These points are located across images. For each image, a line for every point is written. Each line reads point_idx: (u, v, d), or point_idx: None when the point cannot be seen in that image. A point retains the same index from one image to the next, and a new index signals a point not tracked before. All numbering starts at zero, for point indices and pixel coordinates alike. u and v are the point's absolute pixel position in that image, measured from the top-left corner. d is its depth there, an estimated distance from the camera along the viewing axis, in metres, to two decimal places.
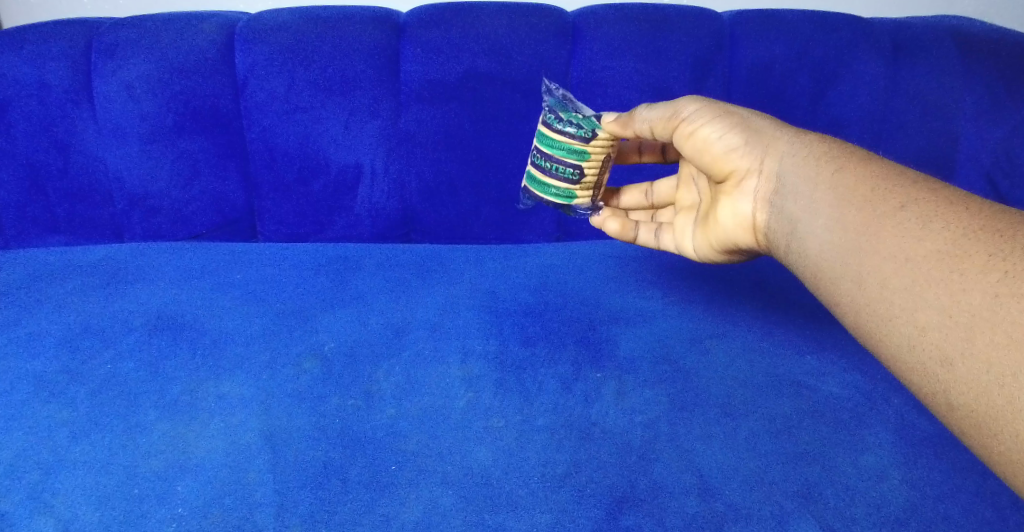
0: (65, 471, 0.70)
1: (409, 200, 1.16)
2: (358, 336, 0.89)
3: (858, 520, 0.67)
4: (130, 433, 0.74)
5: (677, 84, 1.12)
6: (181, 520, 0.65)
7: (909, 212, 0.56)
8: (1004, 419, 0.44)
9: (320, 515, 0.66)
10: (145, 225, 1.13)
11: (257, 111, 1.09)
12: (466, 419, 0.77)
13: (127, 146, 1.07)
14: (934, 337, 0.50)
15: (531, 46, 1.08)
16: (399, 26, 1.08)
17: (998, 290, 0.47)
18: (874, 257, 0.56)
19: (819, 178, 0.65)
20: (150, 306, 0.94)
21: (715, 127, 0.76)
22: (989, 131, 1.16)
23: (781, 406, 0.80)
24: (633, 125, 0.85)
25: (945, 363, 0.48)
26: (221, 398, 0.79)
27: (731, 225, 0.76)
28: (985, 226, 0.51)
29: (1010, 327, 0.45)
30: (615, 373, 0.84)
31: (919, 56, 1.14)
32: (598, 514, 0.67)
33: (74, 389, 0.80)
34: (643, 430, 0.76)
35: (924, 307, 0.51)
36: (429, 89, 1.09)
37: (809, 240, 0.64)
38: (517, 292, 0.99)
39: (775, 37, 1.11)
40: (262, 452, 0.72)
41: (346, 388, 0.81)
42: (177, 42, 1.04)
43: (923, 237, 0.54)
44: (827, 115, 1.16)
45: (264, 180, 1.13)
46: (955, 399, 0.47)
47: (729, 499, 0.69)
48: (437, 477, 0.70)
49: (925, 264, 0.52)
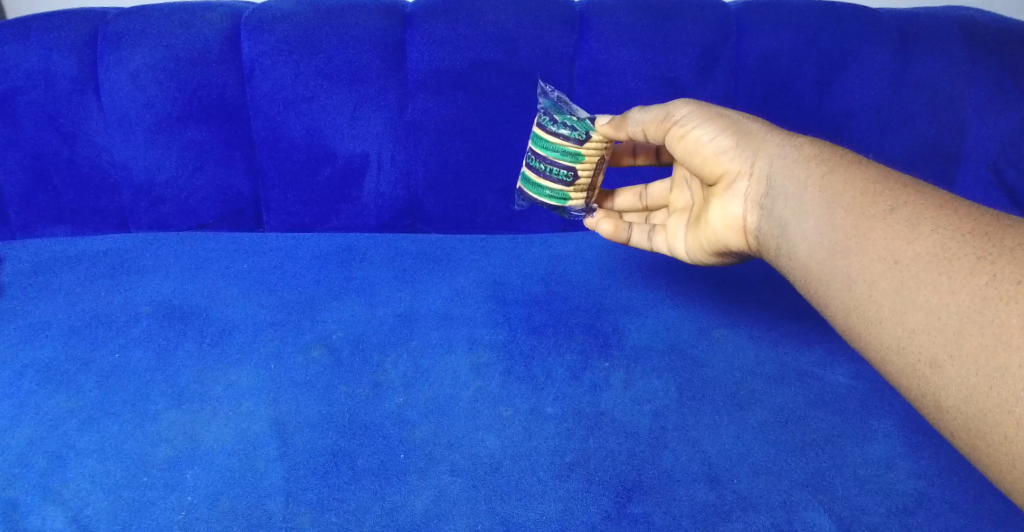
0: (76, 459, 0.74)
1: (415, 190, 1.19)
2: (368, 325, 0.94)
3: (866, 509, 0.71)
4: (140, 421, 0.79)
5: (683, 74, 1.14)
6: (192, 507, 0.69)
7: (898, 214, 0.59)
8: (991, 420, 0.46)
9: (330, 504, 0.70)
10: (150, 215, 1.17)
11: (264, 101, 1.11)
12: (475, 406, 0.82)
13: (133, 136, 1.11)
14: (922, 339, 0.52)
15: (537, 36, 1.11)
16: (405, 17, 1.11)
17: (986, 294, 0.49)
18: (862, 258, 0.59)
19: (808, 180, 0.68)
20: (159, 297, 0.98)
21: (705, 129, 0.80)
22: (996, 122, 1.17)
23: (789, 396, 0.85)
24: (626, 128, 0.89)
25: (933, 365, 0.51)
26: (230, 386, 0.83)
27: (722, 226, 0.79)
28: (974, 229, 0.53)
29: (997, 329, 0.47)
30: (623, 362, 0.89)
31: (926, 45, 1.15)
32: (605, 504, 0.71)
33: (83, 380, 0.84)
34: (652, 418, 0.81)
35: (913, 309, 0.53)
36: (435, 79, 1.11)
37: (800, 243, 0.67)
38: (524, 283, 1.04)
39: (782, 28, 1.14)
40: (272, 441, 0.76)
41: (355, 377, 0.85)
42: (183, 32, 1.07)
43: (911, 239, 0.56)
44: (836, 106, 1.17)
45: (269, 169, 1.16)
46: (944, 400, 0.50)
47: (736, 487, 0.73)
48: (445, 465, 0.74)
49: (913, 265, 0.55)
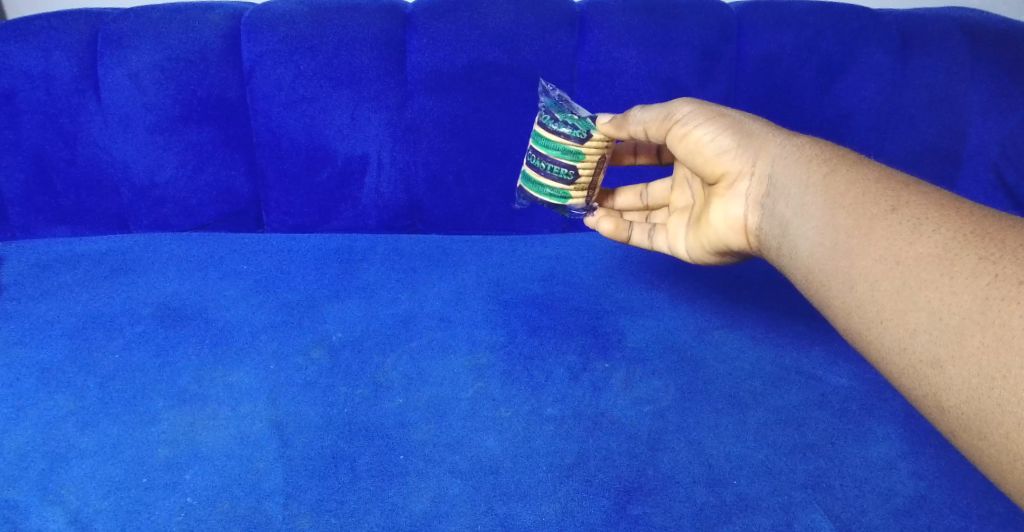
0: (74, 460, 0.73)
1: (415, 190, 1.18)
2: (367, 325, 0.93)
3: (867, 510, 0.70)
4: (140, 421, 0.78)
5: (684, 74, 1.13)
6: (192, 507, 0.68)
7: (900, 215, 0.58)
8: (994, 421, 0.45)
9: (329, 504, 0.69)
10: (151, 216, 1.16)
11: (263, 101, 1.10)
12: (476, 406, 0.81)
13: (134, 136, 1.09)
14: (924, 339, 0.51)
15: (537, 37, 1.10)
16: (405, 16, 1.10)
17: (988, 294, 0.48)
18: (863, 258, 0.58)
19: (810, 181, 0.67)
20: (158, 297, 0.97)
21: (707, 129, 0.79)
22: (998, 123, 1.16)
23: (792, 397, 0.84)
24: (628, 127, 0.88)
25: (935, 365, 0.49)
26: (229, 387, 0.82)
27: (723, 226, 0.78)
28: (976, 230, 0.52)
29: (999, 329, 0.46)
30: (624, 362, 0.88)
31: (929, 45, 1.14)
32: (606, 505, 0.70)
33: (83, 381, 0.83)
34: (652, 419, 0.80)
35: (914, 309, 0.52)
36: (435, 79, 1.10)
37: (801, 243, 0.66)
38: (525, 283, 1.03)
39: (785, 28, 1.13)
40: (272, 441, 0.75)
41: (355, 378, 0.84)
42: (183, 32, 1.06)
43: (913, 239, 0.55)
44: (839, 106, 1.16)
45: (269, 169, 1.15)
46: (947, 401, 0.49)
47: (736, 488, 0.72)
48: (445, 466, 0.73)
49: (915, 265, 0.53)
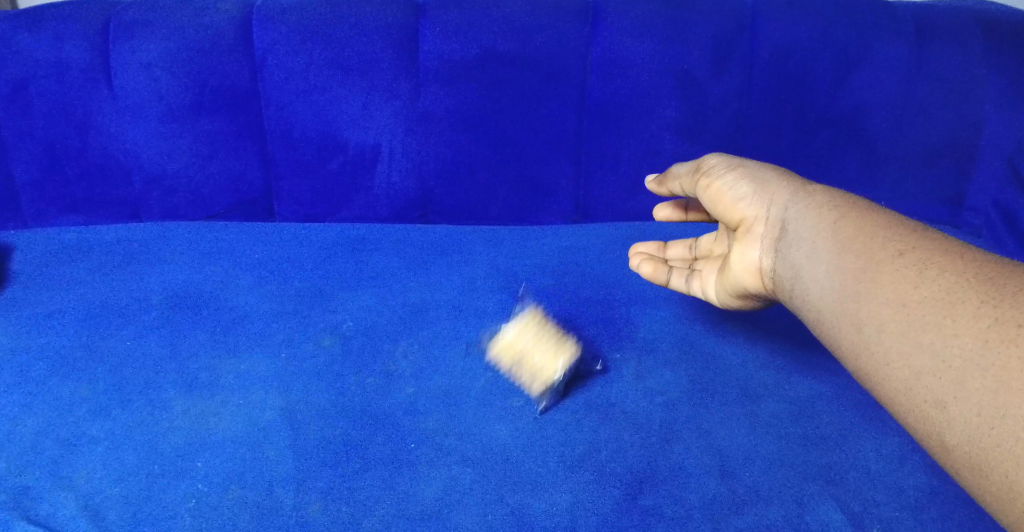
0: (88, 448, 0.74)
1: (427, 181, 1.15)
2: (379, 319, 0.93)
3: (877, 500, 0.70)
4: (152, 408, 0.79)
5: (699, 68, 1.10)
6: (202, 495, 0.69)
7: (906, 259, 0.51)
8: (994, 462, 0.40)
9: (340, 493, 0.69)
10: (162, 205, 1.13)
11: (275, 90, 1.07)
12: (487, 394, 0.82)
13: (147, 122, 1.07)
14: (927, 381, 0.45)
15: (548, 27, 1.07)
16: (417, 7, 1.07)
17: (989, 336, 0.43)
18: (872, 301, 0.51)
19: (820, 222, 0.60)
20: (173, 285, 0.99)
21: (729, 178, 0.73)
22: (1016, 116, 1.13)
23: (805, 386, 0.84)
24: (665, 184, 0.85)
25: (938, 405, 0.44)
26: (242, 373, 0.84)
27: (738, 269, 0.70)
28: (978, 273, 0.47)
29: (999, 372, 0.41)
30: (635, 353, 0.89)
31: (946, 40, 1.12)
32: (616, 495, 0.69)
33: (89, 368, 0.84)
34: (663, 410, 0.80)
35: (918, 352, 0.46)
36: (448, 69, 1.07)
37: (810, 284, 0.58)
38: (534, 273, 1.04)
39: (799, 19, 1.09)
40: (284, 429, 0.76)
41: (367, 365, 0.85)
42: (195, 20, 1.04)
43: (918, 284, 0.49)
44: (851, 100, 1.13)
45: (281, 158, 1.12)
46: (950, 440, 0.43)
47: (748, 481, 0.72)
48: (456, 456, 0.73)
49: (919, 309, 0.47)
